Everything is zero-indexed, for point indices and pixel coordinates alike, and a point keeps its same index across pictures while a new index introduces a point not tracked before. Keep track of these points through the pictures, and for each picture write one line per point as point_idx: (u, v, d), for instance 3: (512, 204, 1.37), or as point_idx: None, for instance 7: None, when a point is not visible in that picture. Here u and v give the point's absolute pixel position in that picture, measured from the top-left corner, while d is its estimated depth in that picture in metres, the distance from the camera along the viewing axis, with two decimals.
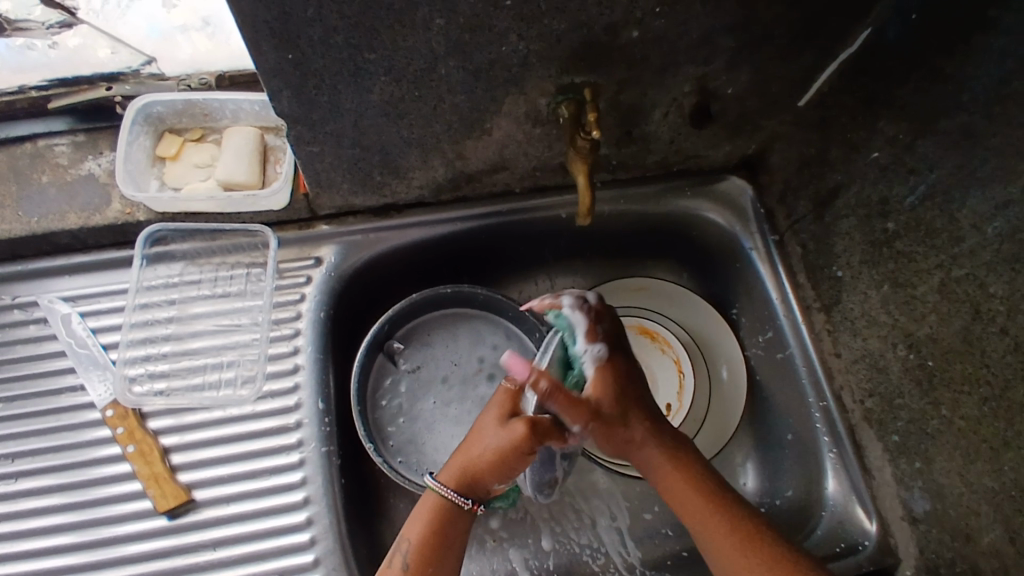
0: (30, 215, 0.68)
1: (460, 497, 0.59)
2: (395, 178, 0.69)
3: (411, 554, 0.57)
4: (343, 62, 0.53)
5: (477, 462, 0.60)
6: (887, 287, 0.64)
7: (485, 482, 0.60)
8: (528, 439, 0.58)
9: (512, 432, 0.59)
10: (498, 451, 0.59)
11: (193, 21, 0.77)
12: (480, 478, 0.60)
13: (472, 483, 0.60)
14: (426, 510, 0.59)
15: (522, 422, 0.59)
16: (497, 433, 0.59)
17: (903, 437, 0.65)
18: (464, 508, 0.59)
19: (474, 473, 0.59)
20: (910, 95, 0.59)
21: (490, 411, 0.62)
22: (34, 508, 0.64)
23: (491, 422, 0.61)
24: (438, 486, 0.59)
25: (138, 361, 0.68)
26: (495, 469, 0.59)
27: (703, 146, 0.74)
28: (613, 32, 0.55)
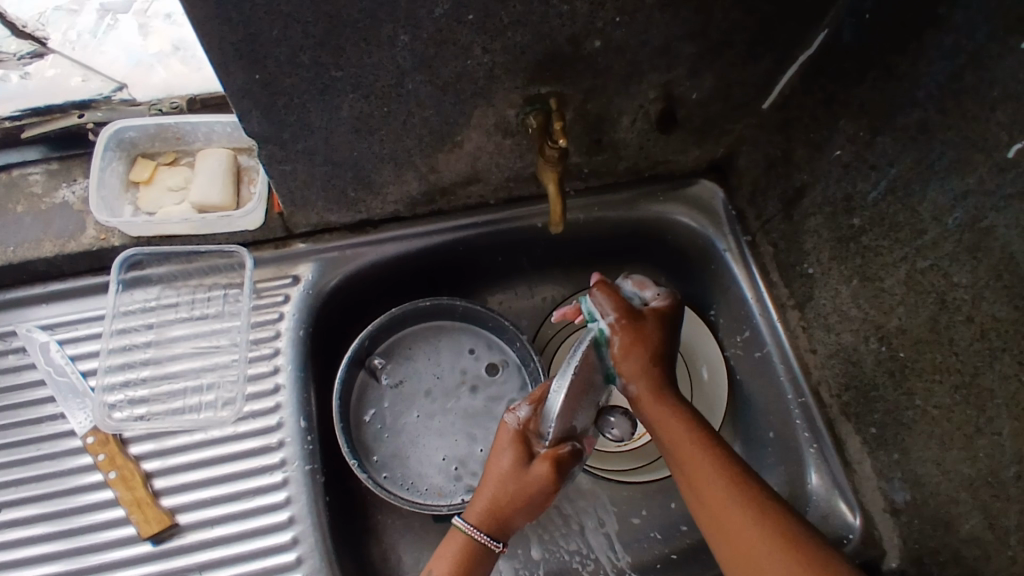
0: (5, 245, 0.67)
1: (492, 541, 0.58)
2: (369, 193, 0.70)
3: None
4: (311, 81, 0.53)
5: (505, 504, 0.58)
6: (856, 281, 0.65)
7: (510, 522, 0.59)
8: (555, 476, 0.58)
9: (539, 473, 0.58)
10: (526, 492, 0.58)
11: (164, 46, 0.77)
12: (507, 518, 0.59)
13: (501, 524, 0.59)
14: (457, 555, 0.58)
15: (547, 461, 0.58)
16: (523, 476, 0.58)
17: (881, 429, 0.66)
18: (497, 550, 0.59)
19: (503, 514, 0.59)
20: (867, 94, 0.60)
21: (502, 452, 0.60)
22: (17, 539, 0.64)
23: (511, 463, 0.59)
24: (470, 531, 0.58)
25: (118, 387, 0.68)
26: (522, 508, 0.59)
27: (672, 151, 0.75)
28: (575, 42, 0.56)
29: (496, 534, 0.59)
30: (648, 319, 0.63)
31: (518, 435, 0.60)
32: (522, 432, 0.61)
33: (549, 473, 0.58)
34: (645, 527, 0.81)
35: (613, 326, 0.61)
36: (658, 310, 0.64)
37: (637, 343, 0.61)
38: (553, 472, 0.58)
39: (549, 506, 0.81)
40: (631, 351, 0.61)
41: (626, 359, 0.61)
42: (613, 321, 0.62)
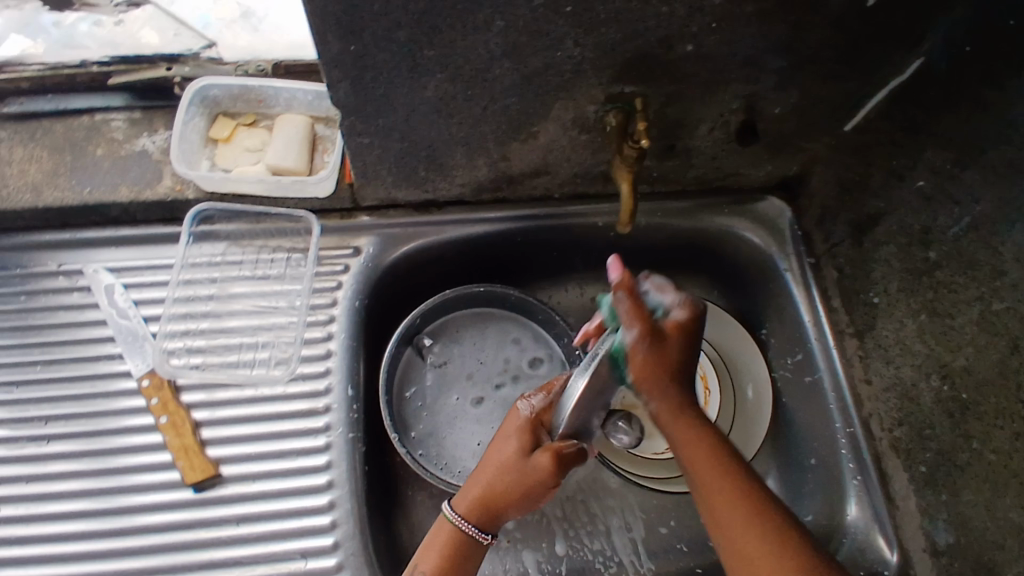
0: (83, 186, 0.70)
1: (479, 532, 0.58)
2: (439, 174, 0.70)
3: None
4: (402, 57, 0.54)
5: (498, 495, 0.58)
6: (924, 316, 0.64)
7: (502, 514, 0.59)
8: (551, 473, 0.57)
9: (536, 464, 0.57)
10: (521, 485, 0.58)
11: (232, 14, 0.78)
12: (499, 509, 0.59)
13: (492, 516, 0.59)
14: (443, 543, 0.58)
15: (546, 454, 0.57)
16: (520, 467, 0.58)
17: (931, 468, 0.64)
18: (482, 542, 0.59)
19: (495, 507, 0.59)
20: (955, 126, 0.58)
21: (507, 440, 0.61)
22: (64, 471, 0.66)
23: (513, 451, 0.59)
24: (458, 520, 0.59)
25: (179, 334, 0.70)
26: (514, 503, 0.58)
27: (744, 164, 0.74)
28: (667, 45, 0.56)
29: (484, 526, 0.59)
30: (668, 338, 0.55)
31: (528, 422, 0.61)
32: (533, 421, 0.61)
33: (546, 467, 0.57)
34: (671, 538, 0.80)
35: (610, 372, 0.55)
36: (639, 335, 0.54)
37: (640, 373, 0.54)
38: (550, 465, 0.57)
39: (576, 501, 0.81)
40: (639, 376, 0.54)
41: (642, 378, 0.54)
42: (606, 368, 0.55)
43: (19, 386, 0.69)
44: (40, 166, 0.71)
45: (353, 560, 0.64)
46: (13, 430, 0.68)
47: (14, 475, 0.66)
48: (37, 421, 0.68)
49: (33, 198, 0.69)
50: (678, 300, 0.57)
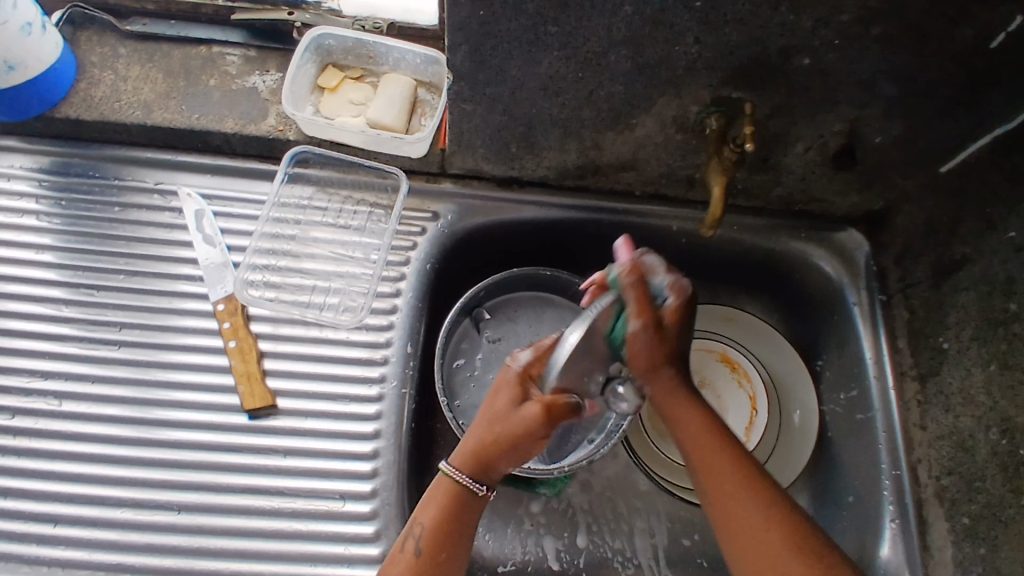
0: (192, 112, 0.73)
1: (475, 483, 0.58)
2: (529, 153, 0.71)
3: (424, 542, 0.57)
4: (526, 30, 0.55)
5: (490, 452, 0.57)
6: (994, 367, 0.63)
7: (495, 469, 0.58)
8: (538, 428, 0.56)
9: (524, 418, 0.56)
10: (514, 440, 0.56)
11: None
12: (492, 464, 0.58)
13: (485, 470, 0.58)
14: (442, 495, 0.58)
15: (535, 405, 0.56)
16: (511, 425, 0.56)
17: (974, 521, 0.64)
18: (478, 495, 0.58)
19: (488, 462, 0.58)
20: None
21: (501, 394, 0.58)
22: (130, 377, 0.69)
23: (504, 406, 0.57)
24: (454, 475, 0.58)
25: (260, 268, 0.72)
26: (507, 457, 0.57)
27: (831, 191, 0.74)
28: (785, 55, 0.56)
29: (481, 479, 0.58)
30: (666, 326, 0.59)
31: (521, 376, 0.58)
32: (522, 375, 0.58)
33: (535, 424, 0.56)
34: (693, 552, 0.78)
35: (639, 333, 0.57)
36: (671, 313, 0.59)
37: (655, 345, 0.59)
38: (536, 421, 0.56)
39: (604, 497, 0.80)
40: (649, 352, 0.59)
41: (651, 352, 0.59)
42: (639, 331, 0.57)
43: (99, 291, 0.72)
44: (153, 86, 0.74)
45: (388, 509, 0.67)
46: (88, 330, 0.71)
47: (81, 373, 0.69)
48: (112, 327, 0.71)
49: (143, 116, 0.73)
50: (675, 285, 0.59)
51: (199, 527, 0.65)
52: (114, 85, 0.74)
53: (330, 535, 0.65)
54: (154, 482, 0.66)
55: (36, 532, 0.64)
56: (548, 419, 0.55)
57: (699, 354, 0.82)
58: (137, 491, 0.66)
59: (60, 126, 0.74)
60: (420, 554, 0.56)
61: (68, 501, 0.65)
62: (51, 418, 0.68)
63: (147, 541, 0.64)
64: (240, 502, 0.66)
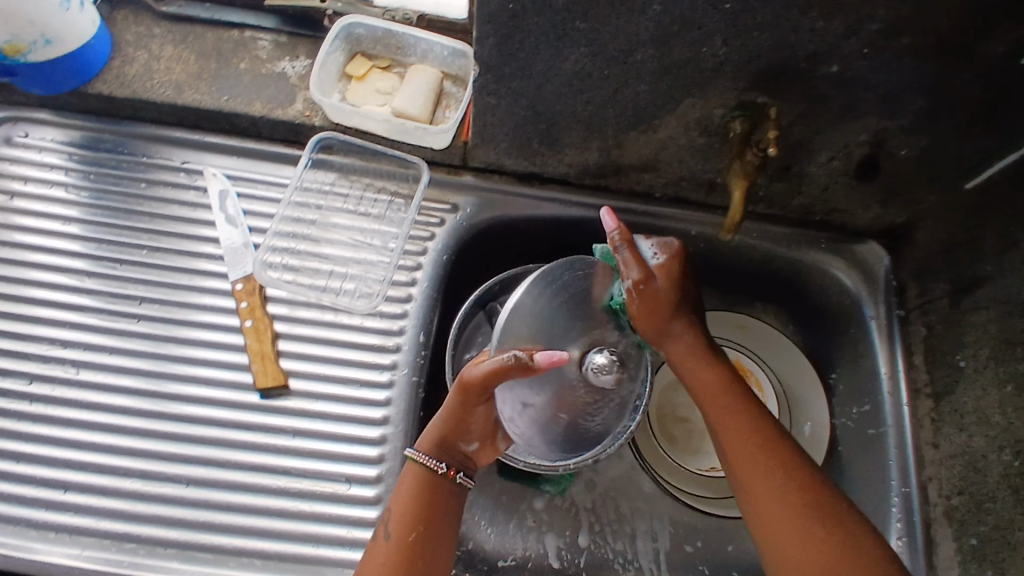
0: (222, 94, 0.74)
1: (432, 460, 0.60)
2: (550, 150, 0.71)
3: (393, 526, 0.57)
4: (554, 25, 0.55)
5: (443, 423, 0.60)
6: (1010, 388, 0.62)
7: (450, 444, 0.60)
8: (469, 395, 0.57)
9: (460, 387, 0.58)
10: (460, 411, 0.58)
11: None
12: (445, 438, 0.60)
13: (439, 444, 0.60)
14: (410, 481, 0.59)
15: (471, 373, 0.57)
16: (455, 397, 0.58)
17: (982, 542, 0.63)
18: (438, 473, 0.59)
19: (443, 435, 0.60)
20: None
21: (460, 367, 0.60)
22: (147, 351, 0.71)
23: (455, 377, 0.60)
24: (414, 454, 0.60)
25: (279, 250, 0.73)
26: (455, 428, 0.59)
27: (854, 202, 0.73)
28: (813, 61, 0.56)
29: (437, 456, 0.60)
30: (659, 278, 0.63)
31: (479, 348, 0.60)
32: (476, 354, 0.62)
33: (471, 393, 0.57)
34: (695, 558, 0.78)
35: (641, 288, 0.62)
36: (665, 271, 0.64)
37: (660, 298, 0.62)
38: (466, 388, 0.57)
39: (608, 496, 0.80)
40: (654, 304, 0.62)
41: (655, 304, 0.62)
42: (641, 283, 0.61)
43: (122, 265, 0.74)
44: (184, 67, 0.75)
45: None
46: (109, 303, 0.72)
47: (100, 344, 0.71)
48: (132, 300, 0.73)
49: (173, 95, 0.74)
50: (659, 244, 0.65)
51: (205, 501, 0.66)
52: (147, 64, 0.75)
53: (333, 517, 0.66)
54: (165, 455, 0.67)
55: (47, 497, 0.66)
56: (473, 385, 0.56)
57: None
58: (148, 463, 0.67)
59: (92, 101, 0.76)
60: (389, 538, 0.57)
61: (80, 468, 0.67)
62: (68, 387, 0.69)
63: (155, 512, 0.65)
64: (247, 480, 0.67)
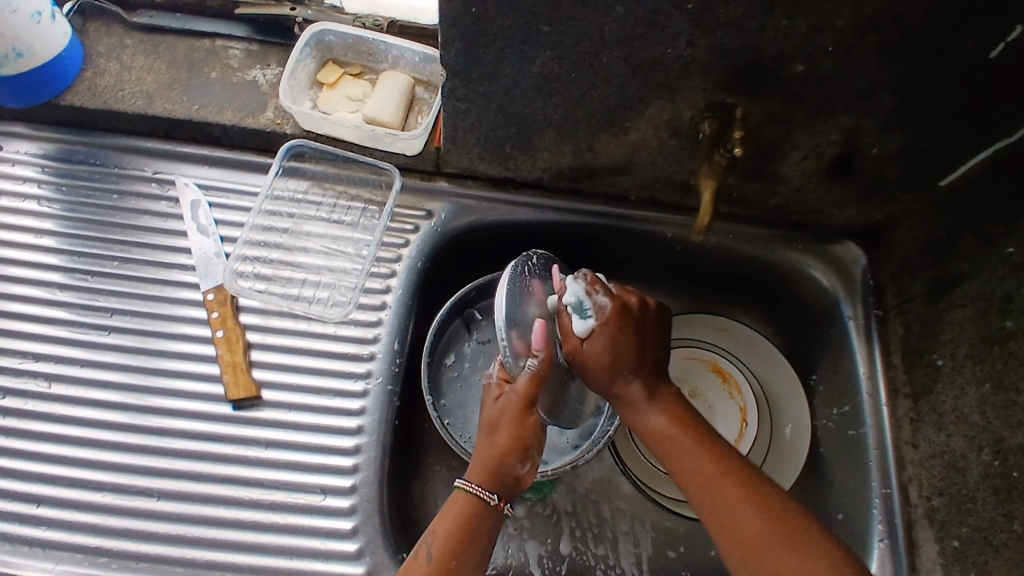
0: (193, 103, 0.74)
1: (489, 491, 0.58)
2: (523, 154, 0.71)
3: (434, 547, 0.55)
4: (519, 29, 0.55)
5: (496, 449, 0.59)
6: (988, 386, 0.62)
7: (502, 466, 0.59)
8: (523, 405, 0.59)
9: (509, 410, 0.60)
10: (517, 428, 0.59)
11: None
12: (498, 462, 0.59)
13: (494, 470, 0.59)
14: (457, 508, 0.57)
15: (512, 395, 0.60)
16: (507, 418, 0.59)
17: (964, 544, 0.62)
18: (492, 504, 0.58)
19: (498, 460, 0.59)
20: None
21: (487, 404, 0.62)
22: (116, 363, 0.70)
23: (493, 411, 0.61)
24: (467, 485, 0.58)
25: (250, 259, 0.72)
26: (514, 446, 0.59)
27: (828, 202, 0.73)
28: (779, 61, 0.56)
29: (493, 486, 0.58)
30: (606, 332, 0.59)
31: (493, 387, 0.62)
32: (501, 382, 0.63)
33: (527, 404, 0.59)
34: (678, 564, 0.76)
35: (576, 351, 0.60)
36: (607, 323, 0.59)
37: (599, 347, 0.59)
38: (520, 403, 0.60)
39: (588, 499, 0.79)
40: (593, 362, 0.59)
41: (596, 362, 0.59)
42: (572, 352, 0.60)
43: (94, 276, 0.73)
44: (156, 77, 0.75)
45: (367, 505, 0.66)
46: (81, 315, 0.72)
47: (72, 356, 0.70)
48: (103, 312, 0.72)
49: (144, 105, 0.73)
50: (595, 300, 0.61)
51: (178, 514, 0.65)
52: (119, 75, 0.75)
53: (307, 528, 0.65)
54: (137, 468, 0.66)
55: (19, 512, 0.65)
56: (524, 391, 0.60)
57: (692, 364, 0.82)
58: (120, 476, 0.66)
59: (65, 113, 0.76)
60: (428, 560, 0.55)
61: (52, 483, 0.66)
62: (40, 400, 0.68)
63: (126, 526, 0.64)
64: (220, 492, 0.66)
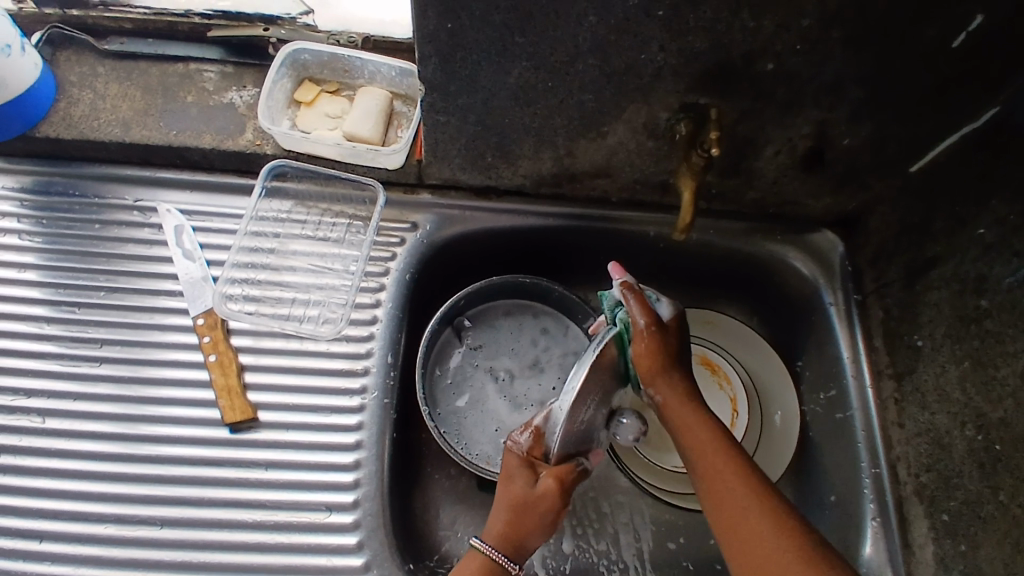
0: (170, 128, 0.73)
1: (508, 562, 0.59)
2: (504, 162, 0.72)
3: None
4: (494, 41, 0.56)
5: (522, 526, 0.60)
6: (967, 364, 0.64)
7: (529, 540, 0.60)
8: (561, 491, 0.61)
9: (545, 490, 0.60)
10: (543, 510, 0.60)
11: None
12: (524, 539, 0.60)
13: (518, 544, 0.60)
14: None
15: (550, 479, 0.60)
16: (536, 500, 0.60)
17: (953, 518, 0.64)
18: (512, 572, 0.60)
19: (517, 535, 0.60)
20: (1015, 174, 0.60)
21: (512, 477, 0.62)
22: (109, 394, 0.70)
23: (521, 489, 0.60)
24: (484, 551, 0.59)
25: (239, 281, 0.72)
26: (543, 526, 0.60)
27: (804, 193, 0.75)
28: (749, 61, 0.57)
29: (512, 558, 0.60)
30: (669, 330, 0.63)
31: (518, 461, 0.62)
32: (528, 458, 0.62)
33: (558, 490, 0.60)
34: (679, 554, 0.78)
35: (646, 333, 0.62)
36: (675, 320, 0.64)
37: (658, 350, 0.62)
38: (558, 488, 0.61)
39: (588, 497, 0.80)
40: (658, 354, 0.61)
41: (652, 363, 0.61)
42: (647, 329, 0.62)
43: (80, 307, 0.73)
44: (131, 104, 0.75)
45: (371, 519, 0.67)
46: (70, 347, 0.71)
47: (64, 390, 0.70)
48: (92, 342, 0.71)
49: (122, 133, 0.73)
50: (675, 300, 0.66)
51: (182, 540, 0.65)
52: (93, 104, 0.74)
53: (313, 546, 0.65)
54: (137, 497, 0.66)
55: (21, 549, 0.64)
56: (565, 479, 0.61)
57: None
58: (121, 506, 0.66)
59: (40, 145, 0.75)
60: None
61: (54, 517, 0.65)
62: (34, 436, 0.68)
63: (131, 556, 0.64)
64: (223, 515, 0.66)
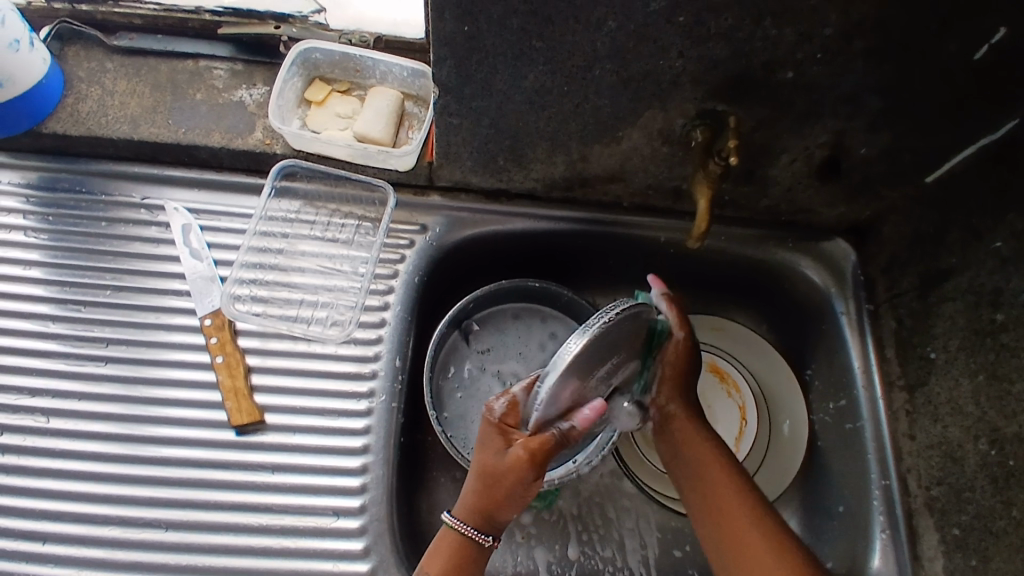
0: (179, 126, 0.73)
1: (478, 534, 0.59)
2: (516, 165, 0.71)
3: None
4: (511, 45, 0.55)
5: (490, 497, 0.58)
6: (981, 378, 0.63)
7: (499, 513, 0.59)
8: (532, 463, 0.56)
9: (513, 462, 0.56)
10: (511, 483, 0.57)
11: None
12: (494, 512, 0.58)
13: (488, 516, 0.59)
14: (450, 546, 0.59)
15: (518, 450, 0.56)
16: (504, 471, 0.57)
17: (964, 532, 0.64)
18: (485, 544, 0.60)
19: (488, 509, 0.58)
20: None
21: (484, 443, 0.59)
22: (115, 394, 0.69)
23: (491, 457, 0.58)
24: (456, 523, 0.60)
25: (247, 281, 0.72)
26: (513, 498, 0.57)
27: (817, 201, 0.74)
28: (769, 69, 0.57)
29: (484, 529, 0.60)
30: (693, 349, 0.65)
31: (495, 427, 0.58)
32: (505, 424, 0.58)
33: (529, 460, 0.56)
34: (685, 562, 0.78)
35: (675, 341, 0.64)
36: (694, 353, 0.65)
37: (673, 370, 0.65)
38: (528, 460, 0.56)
39: (594, 503, 0.79)
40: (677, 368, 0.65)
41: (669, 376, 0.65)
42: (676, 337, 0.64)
43: (86, 306, 0.72)
44: (139, 101, 0.74)
45: (377, 524, 0.66)
46: (75, 346, 0.70)
47: (68, 390, 0.69)
48: (97, 342, 0.71)
49: (130, 130, 0.72)
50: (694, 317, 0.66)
51: (187, 543, 0.64)
52: (101, 100, 0.74)
53: (319, 551, 0.65)
54: (142, 499, 0.66)
55: (25, 550, 0.64)
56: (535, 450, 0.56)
57: None
58: (126, 508, 0.65)
59: (47, 141, 0.74)
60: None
61: (57, 518, 0.65)
62: (38, 436, 0.67)
63: (134, 558, 0.64)
64: (229, 519, 0.65)
